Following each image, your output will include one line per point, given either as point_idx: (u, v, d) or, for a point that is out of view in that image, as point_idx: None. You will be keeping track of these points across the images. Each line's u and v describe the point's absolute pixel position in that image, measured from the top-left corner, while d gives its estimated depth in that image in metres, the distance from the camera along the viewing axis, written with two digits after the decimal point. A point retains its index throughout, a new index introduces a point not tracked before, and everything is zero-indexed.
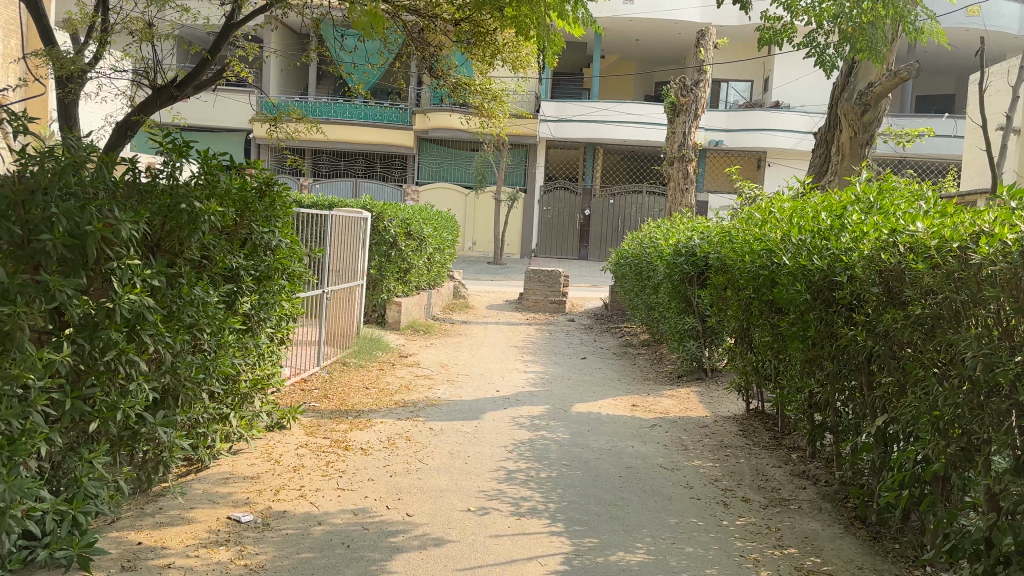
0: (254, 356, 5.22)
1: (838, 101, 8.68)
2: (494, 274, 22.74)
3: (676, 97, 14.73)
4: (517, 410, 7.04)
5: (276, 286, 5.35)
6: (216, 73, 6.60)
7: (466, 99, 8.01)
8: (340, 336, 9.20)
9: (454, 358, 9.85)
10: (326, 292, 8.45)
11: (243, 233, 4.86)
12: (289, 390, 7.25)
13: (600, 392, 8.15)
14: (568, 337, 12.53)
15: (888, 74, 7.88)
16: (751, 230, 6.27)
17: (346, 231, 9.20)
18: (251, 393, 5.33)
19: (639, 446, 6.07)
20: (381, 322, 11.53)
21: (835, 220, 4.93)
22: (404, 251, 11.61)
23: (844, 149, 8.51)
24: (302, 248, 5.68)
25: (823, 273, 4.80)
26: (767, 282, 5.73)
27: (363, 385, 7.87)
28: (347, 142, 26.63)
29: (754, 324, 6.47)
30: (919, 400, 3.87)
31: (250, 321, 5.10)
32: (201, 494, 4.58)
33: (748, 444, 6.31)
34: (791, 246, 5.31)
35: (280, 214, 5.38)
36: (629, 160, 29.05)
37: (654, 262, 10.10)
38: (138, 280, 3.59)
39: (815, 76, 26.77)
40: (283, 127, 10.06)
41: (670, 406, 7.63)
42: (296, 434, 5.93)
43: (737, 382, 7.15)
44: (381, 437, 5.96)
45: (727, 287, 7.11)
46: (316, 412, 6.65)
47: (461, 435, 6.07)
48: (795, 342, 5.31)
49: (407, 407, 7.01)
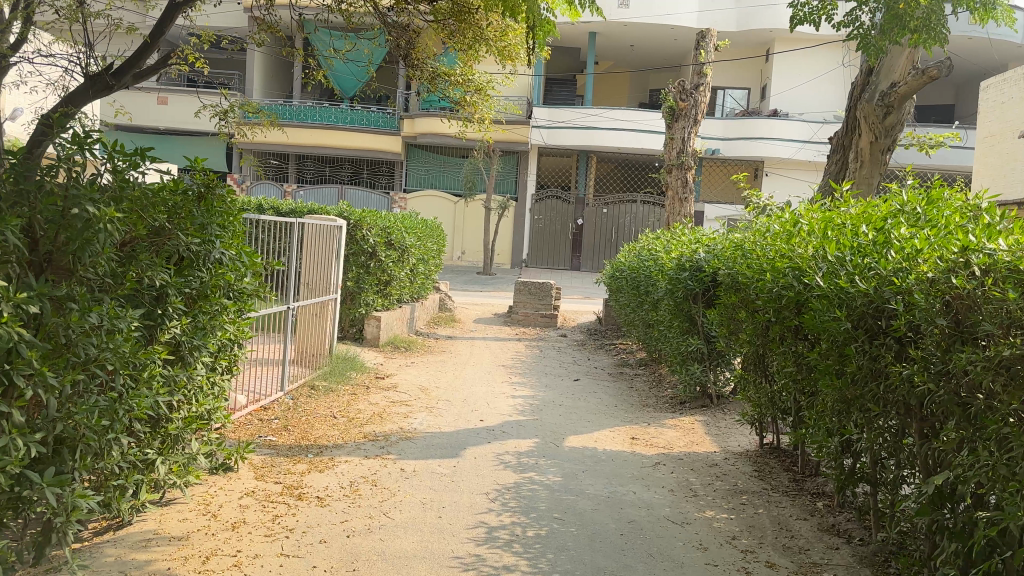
0: (186, 390, 4.40)
1: (857, 103, 7.95)
2: (484, 285, 21.94)
3: (675, 101, 13.98)
4: (502, 445, 6.21)
5: (215, 307, 4.55)
6: (161, 58, 5.86)
7: (448, 93, 7.24)
8: (311, 355, 8.38)
9: (435, 380, 9.03)
10: (292, 307, 7.63)
11: (170, 245, 4.06)
12: (243, 419, 6.43)
13: (595, 421, 7.33)
14: (560, 354, 11.72)
15: (916, 72, 7.16)
16: (768, 245, 5.49)
17: (318, 240, 8.38)
18: (184, 433, 4.49)
19: (641, 492, 5.25)
20: (359, 338, 10.71)
21: (880, 236, 4.14)
22: (385, 261, 10.78)
23: (864, 155, 7.74)
24: (249, 262, 4.86)
25: (864, 296, 4.00)
26: (792, 305, 4.92)
27: (331, 413, 7.03)
28: (333, 147, 25.77)
29: (774, 352, 5.66)
30: (997, 460, 3.08)
31: (180, 350, 4.28)
32: (111, 563, 3.74)
33: (765, 489, 5.52)
34: (824, 263, 4.47)
35: (225, 222, 4.58)
36: (624, 168, 28.33)
37: (653, 277, 9.31)
38: (7, 307, 2.77)
39: (811, 84, 26.18)
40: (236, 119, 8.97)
41: (675, 439, 6.81)
42: (244, 478, 5.11)
43: (749, 415, 6.35)
44: (341, 482, 5.13)
45: (739, 307, 6.33)
46: (271, 448, 5.81)
47: (438, 479, 5.25)
48: (826, 378, 4.51)
49: (378, 441, 6.17)
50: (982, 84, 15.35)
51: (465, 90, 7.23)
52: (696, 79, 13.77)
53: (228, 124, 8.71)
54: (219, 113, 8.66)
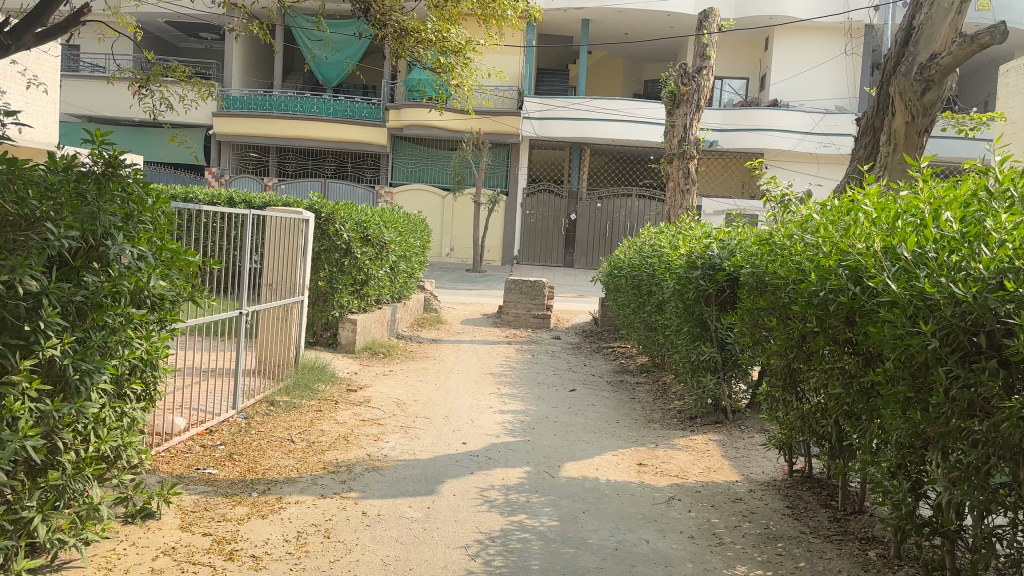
0: (79, 426, 3.46)
1: (890, 77, 6.98)
2: (473, 283, 21.01)
3: (676, 85, 12.99)
4: (486, 477, 5.23)
5: (116, 318, 3.60)
6: (70, 15, 4.85)
7: (426, 54, 7.05)
8: (273, 366, 7.46)
9: (415, 392, 8.04)
10: (247, 309, 6.65)
11: (40, 240, 3.12)
12: (180, 447, 5.48)
13: (596, 442, 6.36)
14: (555, 360, 10.76)
15: (961, 40, 6.22)
16: (807, 238, 4.53)
17: (280, 235, 7.38)
18: (76, 482, 3.48)
19: (656, 542, 4.30)
20: (333, 344, 9.73)
21: (972, 227, 3.19)
22: (361, 259, 9.77)
23: (898, 136, 6.81)
24: (166, 254, 4.02)
25: (956, 304, 3.05)
26: (843, 314, 3.99)
27: (287, 436, 6.04)
28: (315, 139, 24.66)
29: (812, 368, 4.72)
30: None
31: (66, 376, 3.33)
32: None
33: (802, 533, 4.57)
34: (893, 260, 3.50)
35: (134, 215, 3.75)
36: (618, 161, 27.38)
37: (658, 276, 8.36)
38: None
39: (813, 72, 25.28)
40: (161, 88, 8.01)
41: (688, 465, 5.86)
42: (165, 529, 4.13)
43: (778, 439, 5.40)
44: (286, 534, 4.16)
45: (766, 313, 5.33)
46: (208, 486, 4.83)
47: (407, 527, 4.28)
48: (891, 408, 3.56)
49: (339, 473, 5.19)
50: (1002, 69, 14.50)
51: (441, 51, 7.01)
52: (699, 62, 12.80)
53: (151, 96, 7.72)
54: (141, 82, 7.67)
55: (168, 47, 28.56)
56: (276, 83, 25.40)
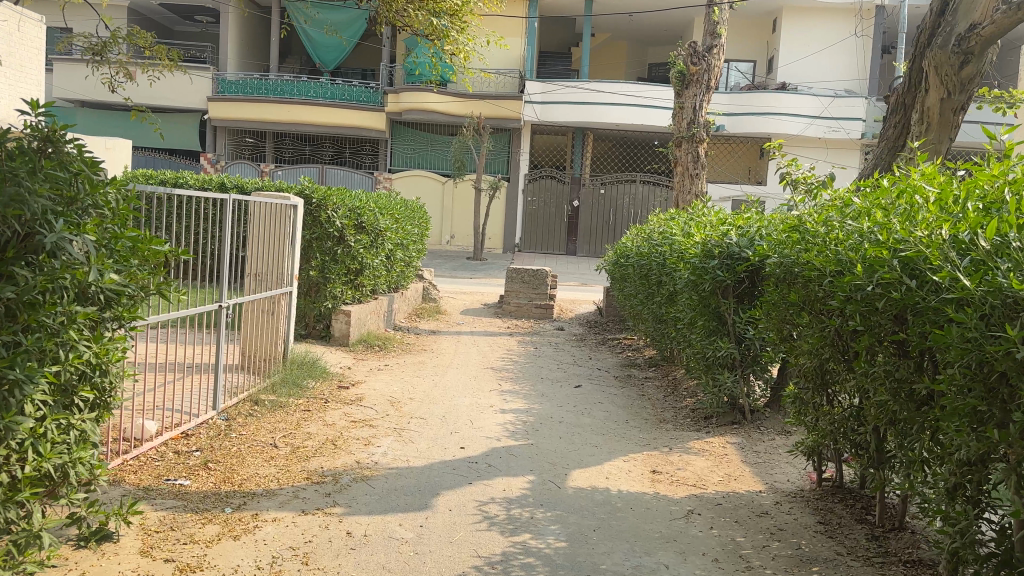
0: (10, 443, 2.99)
1: (924, 50, 6.41)
2: (473, 272, 20.55)
3: (685, 64, 12.41)
4: (486, 488, 4.75)
5: (56, 319, 3.15)
6: None
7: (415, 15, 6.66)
8: (259, 360, 6.99)
9: (411, 389, 7.57)
10: (228, 302, 6.15)
11: None
12: (151, 454, 5.00)
13: (605, 446, 5.88)
14: (559, 352, 10.27)
15: (1005, 9, 5.60)
16: (849, 228, 4.04)
17: (266, 221, 6.87)
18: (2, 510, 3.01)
19: (677, 567, 3.82)
20: (326, 336, 9.24)
21: None
22: (355, 247, 9.27)
23: (931, 115, 6.30)
24: (128, 239, 3.57)
25: None
26: (895, 311, 3.51)
27: (270, 440, 5.56)
28: (312, 123, 24.08)
29: (852, 372, 4.23)
30: None
31: None
32: None
33: (838, 554, 4.08)
34: (966, 251, 3.00)
35: (87, 192, 3.34)
36: (622, 146, 26.80)
37: (670, 265, 7.85)
38: None
39: (821, 55, 24.68)
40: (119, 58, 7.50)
41: (706, 472, 5.37)
42: (122, 555, 3.64)
43: (804, 445, 4.91)
44: (259, 559, 3.68)
45: (797, 309, 4.85)
46: (177, 501, 4.34)
47: (395, 553, 3.79)
48: (958, 421, 3.07)
49: (323, 485, 4.70)
50: None
51: (434, 14, 6.63)
52: (710, 40, 12.19)
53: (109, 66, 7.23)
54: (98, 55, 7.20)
55: (161, 29, 28.02)
56: (272, 65, 24.83)
